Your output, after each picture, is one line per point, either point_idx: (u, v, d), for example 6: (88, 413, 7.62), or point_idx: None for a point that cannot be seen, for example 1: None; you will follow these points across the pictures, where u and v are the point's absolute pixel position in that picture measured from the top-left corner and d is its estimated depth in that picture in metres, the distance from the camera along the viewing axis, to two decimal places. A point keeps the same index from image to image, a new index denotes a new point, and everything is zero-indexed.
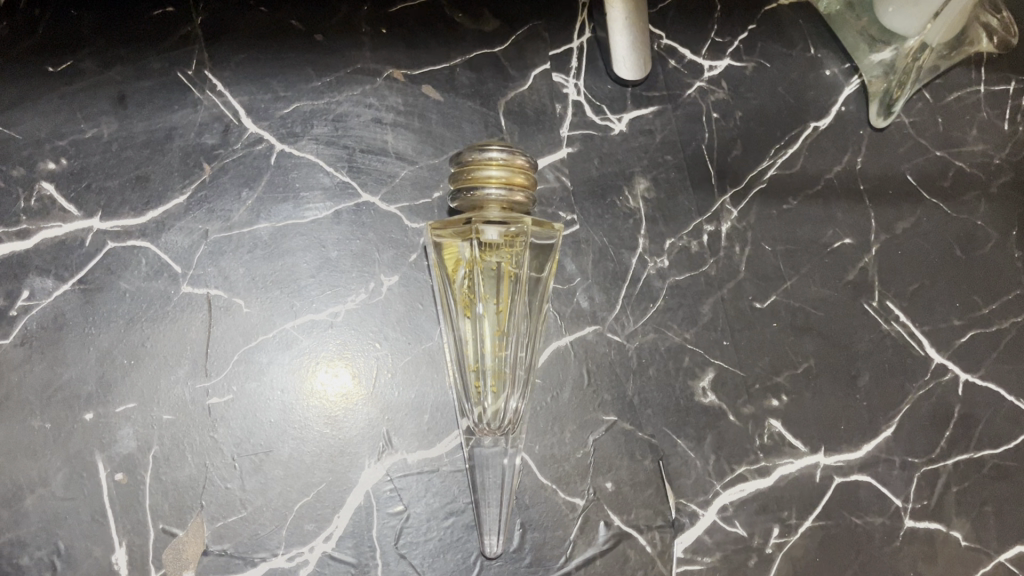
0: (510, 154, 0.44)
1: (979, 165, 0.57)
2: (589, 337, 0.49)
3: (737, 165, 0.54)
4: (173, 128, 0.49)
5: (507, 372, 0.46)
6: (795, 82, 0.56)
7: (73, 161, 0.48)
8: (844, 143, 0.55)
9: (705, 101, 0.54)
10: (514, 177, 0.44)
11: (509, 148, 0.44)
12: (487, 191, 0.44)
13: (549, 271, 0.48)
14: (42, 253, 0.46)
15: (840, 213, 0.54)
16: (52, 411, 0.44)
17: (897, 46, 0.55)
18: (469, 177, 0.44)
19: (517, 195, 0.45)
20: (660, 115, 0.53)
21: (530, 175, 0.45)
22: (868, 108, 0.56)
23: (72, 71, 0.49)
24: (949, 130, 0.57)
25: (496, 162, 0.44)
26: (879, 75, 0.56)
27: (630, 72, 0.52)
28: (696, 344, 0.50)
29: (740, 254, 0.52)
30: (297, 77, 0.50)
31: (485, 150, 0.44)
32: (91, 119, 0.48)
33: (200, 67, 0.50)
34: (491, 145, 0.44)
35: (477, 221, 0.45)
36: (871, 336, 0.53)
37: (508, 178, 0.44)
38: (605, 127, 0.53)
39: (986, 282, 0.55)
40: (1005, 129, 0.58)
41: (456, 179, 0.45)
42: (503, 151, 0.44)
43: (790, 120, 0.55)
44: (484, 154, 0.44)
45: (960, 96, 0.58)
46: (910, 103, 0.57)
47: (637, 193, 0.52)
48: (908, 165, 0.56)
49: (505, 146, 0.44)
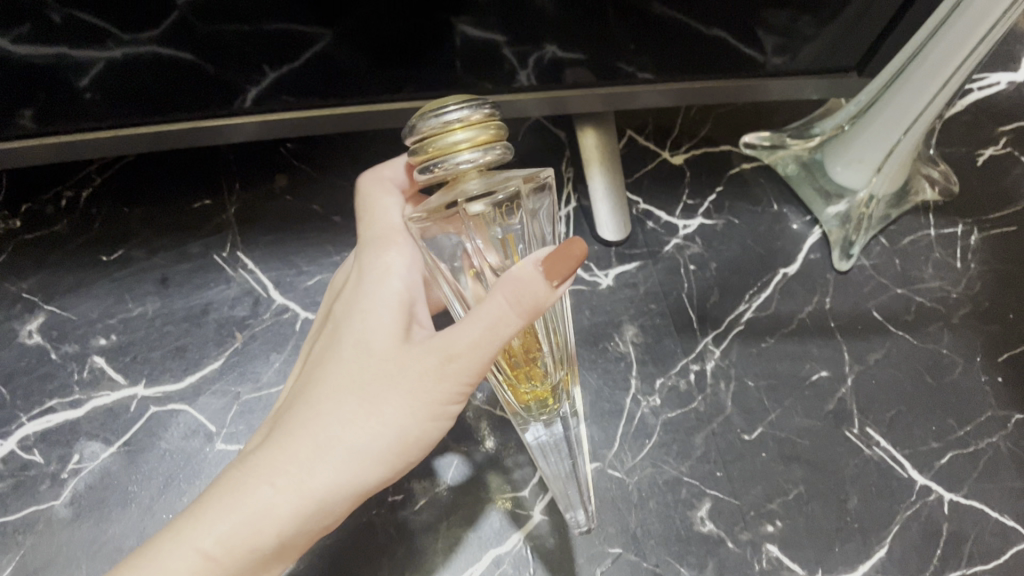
0: (469, 112, 0.38)
1: (938, 299, 0.62)
2: (592, 474, 0.54)
3: (715, 309, 0.59)
4: (209, 302, 0.55)
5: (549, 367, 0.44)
6: (762, 234, 0.63)
7: (121, 337, 0.54)
8: (812, 286, 0.61)
9: (682, 255, 0.62)
10: (481, 137, 0.38)
11: (470, 105, 0.38)
12: (458, 162, 0.38)
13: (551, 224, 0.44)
14: (92, 419, 0.51)
15: (815, 348, 0.59)
16: (96, 566, 0.47)
17: (850, 199, 0.63)
18: (431, 151, 0.38)
19: (492, 152, 0.39)
20: (641, 270, 0.61)
21: (498, 125, 0.39)
22: (831, 254, 0.62)
23: (122, 258, 0.56)
24: (906, 270, 0.63)
25: (456, 126, 0.38)
26: (836, 225, 0.63)
27: (612, 233, 0.61)
28: (691, 476, 0.54)
29: (725, 390, 0.57)
30: (318, 253, 0.57)
31: (443, 113, 0.38)
32: (137, 299, 0.55)
33: (234, 249, 0.57)
34: (448, 106, 0.38)
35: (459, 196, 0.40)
36: (855, 461, 0.55)
37: (474, 140, 0.38)
38: (593, 282, 0.60)
39: (958, 406, 0.58)
40: (959, 266, 0.63)
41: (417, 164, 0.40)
42: (461, 111, 0.38)
43: (762, 267, 0.61)
44: (443, 119, 0.38)
45: (913, 239, 0.64)
46: (869, 249, 0.63)
47: (627, 338, 0.58)
48: (872, 303, 0.61)
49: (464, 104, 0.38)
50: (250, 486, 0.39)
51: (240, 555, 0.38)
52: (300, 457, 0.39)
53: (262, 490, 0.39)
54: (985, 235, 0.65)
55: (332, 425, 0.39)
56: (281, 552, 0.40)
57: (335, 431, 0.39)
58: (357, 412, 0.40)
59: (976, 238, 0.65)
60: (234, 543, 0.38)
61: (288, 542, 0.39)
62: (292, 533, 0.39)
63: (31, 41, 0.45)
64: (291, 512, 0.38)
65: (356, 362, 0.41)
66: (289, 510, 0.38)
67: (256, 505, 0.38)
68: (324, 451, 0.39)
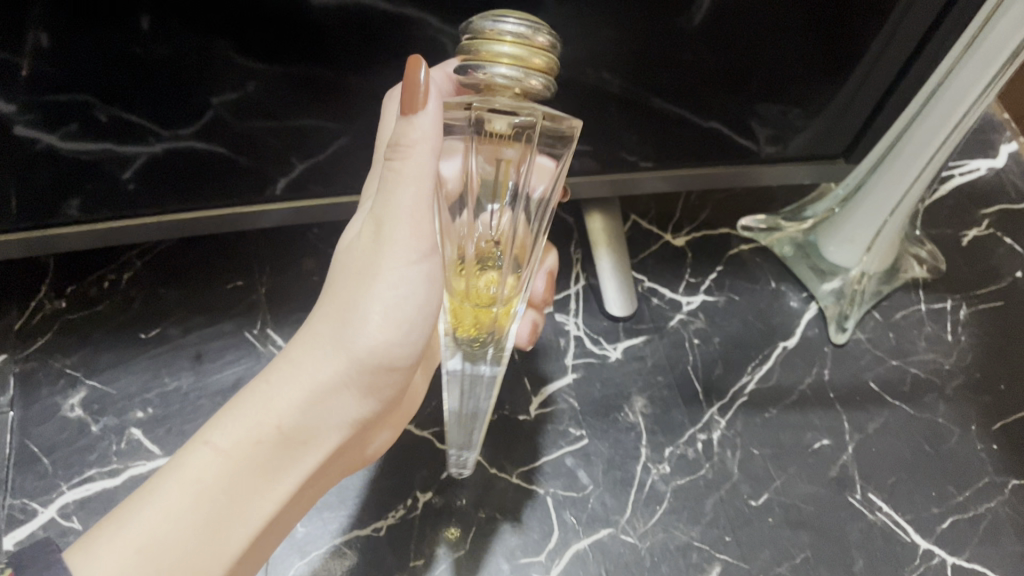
0: (527, 30, 0.38)
1: (931, 370, 0.65)
2: (605, 540, 0.55)
3: (720, 381, 0.62)
4: (241, 377, 0.58)
5: (494, 314, 0.49)
6: (761, 310, 0.67)
7: (157, 410, 0.56)
8: (811, 359, 0.64)
9: (686, 329, 0.65)
10: (530, 59, 0.38)
11: (529, 23, 0.38)
12: (495, 75, 0.38)
13: (562, 174, 0.47)
14: (129, 488, 0.53)
15: (816, 418, 0.62)
16: None
17: (843, 276, 0.68)
18: (477, 54, 0.38)
19: (531, 79, 0.39)
20: (648, 344, 0.64)
21: (551, 56, 0.39)
22: (827, 329, 0.66)
23: (159, 336, 0.60)
24: (900, 343, 0.66)
25: (509, 40, 0.38)
26: (832, 301, 0.67)
27: (619, 308, 0.65)
28: (701, 541, 0.56)
29: (731, 457, 0.59)
30: None
31: (500, 21, 0.38)
32: (173, 374, 0.58)
33: (264, 327, 0.61)
34: (508, 16, 0.38)
35: (481, 108, 0.41)
36: (859, 526, 0.57)
37: (521, 60, 0.38)
38: (603, 355, 0.63)
39: (956, 472, 0.60)
40: (950, 339, 0.66)
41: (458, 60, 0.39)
42: (518, 25, 0.37)
43: (762, 341, 0.65)
44: (497, 26, 0.37)
45: (905, 313, 0.68)
46: (864, 323, 0.67)
47: (636, 408, 0.61)
48: (870, 374, 0.64)
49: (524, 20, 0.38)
50: (250, 393, 0.43)
51: (242, 446, 0.41)
52: (289, 360, 0.43)
53: (258, 391, 0.42)
54: (973, 310, 0.68)
55: (314, 330, 0.44)
56: (294, 452, 0.42)
57: (317, 334, 0.44)
58: (332, 313, 0.44)
59: (965, 312, 0.68)
60: (237, 436, 0.41)
61: (296, 440, 0.42)
62: (294, 425, 0.42)
63: (78, 138, 0.49)
64: (289, 403, 0.42)
65: (334, 280, 0.45)
66: (287, 402, 0.42)
67: (251, 404, 0.42)
68: (308, 351, 0.43)
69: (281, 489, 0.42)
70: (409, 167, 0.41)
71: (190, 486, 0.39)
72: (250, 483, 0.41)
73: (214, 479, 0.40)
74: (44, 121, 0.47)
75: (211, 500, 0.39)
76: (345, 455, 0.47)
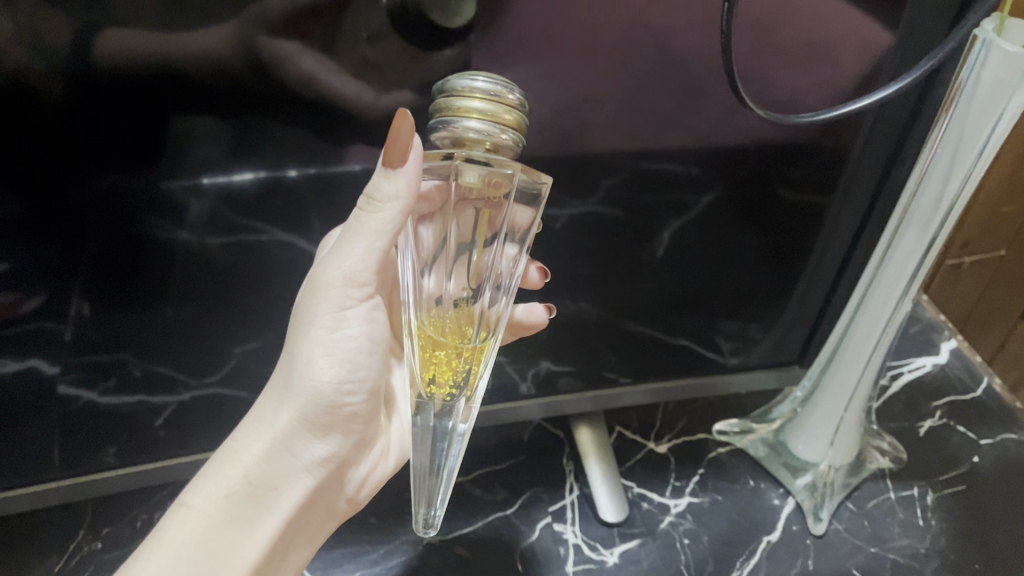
0: (498, 86, 0.38)
1: (910, 554, 0.68)
2: None
3: None
4: None
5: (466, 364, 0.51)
6: (743, 508, 0.72)
7: None
8: (796, 551, 0.69)
9: (676, 530, 0.70)
10: (502, 115, 0.38)
11: (500, 81, 0.38)
12: (468, 130, 0.37)
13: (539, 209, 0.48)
14: None
15: None
16: None
17: (813, 470, 0.74)
18: (450, 110, 0.38)
19: (505, 136, 0.38)
20: (642, 547, 0.69)
21: (521, 118, 0.39)
22: (806, 521, 0.71)
23: None
24: (876, 530, 0.71)
25: (481, 94, 0.37)
26: (806, 494, 0.72)
27: (612, 513, 0.70)
28: None
29: None
30: (358, 550, 0.68)
31: (471, 79, 0.37)
32: None
33: None
34: (479, 74, 0.38)
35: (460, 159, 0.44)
36: None
37: (493, 114, 0.37)
38: (601, 560, 0.68)
39: None
40: (922, 524, 0.71)
41: (433, 117, 0.39)
42: (490, 83, 0.37)
43: (747, 537, 0.70)
44: (467, 84, 0.37)
45: (876, 502, 0.73)
46: (839, 513, 0.72)
47: None
48: (852, 562, 0.68)
49: (494, 79, 0.38)
50: (215, 457, 0.46)
51: (213, 501, 0.44)
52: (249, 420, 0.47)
53: (222, 454, 0.46)
54: (938, 494, 0.74)
55: (269, 389, 0.48)
56: (263, 499, 0.45)
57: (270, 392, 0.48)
58: (280, 371, 0.48)
59: (932, 497, 0.73)
60: (207, 493, 0.44)
61: (262, 487, 0.45)
62: (258, 472, 0.45)
63: (116, 392, 0.57)
64: (254, 454, 0.46)
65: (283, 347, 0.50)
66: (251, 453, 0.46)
67: (217, 467, 0.45)
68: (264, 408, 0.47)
69: (259, 535, 0.45)
70: (373, 221, 0.43)
71: (171, 551, 0.41)
72: (227, 533, 0.43)
73: (191, 538, 0.42)
74: (86, 380, 0.55)
75: (188, 558, 0.42)
76: (326, 499, 0.50)
